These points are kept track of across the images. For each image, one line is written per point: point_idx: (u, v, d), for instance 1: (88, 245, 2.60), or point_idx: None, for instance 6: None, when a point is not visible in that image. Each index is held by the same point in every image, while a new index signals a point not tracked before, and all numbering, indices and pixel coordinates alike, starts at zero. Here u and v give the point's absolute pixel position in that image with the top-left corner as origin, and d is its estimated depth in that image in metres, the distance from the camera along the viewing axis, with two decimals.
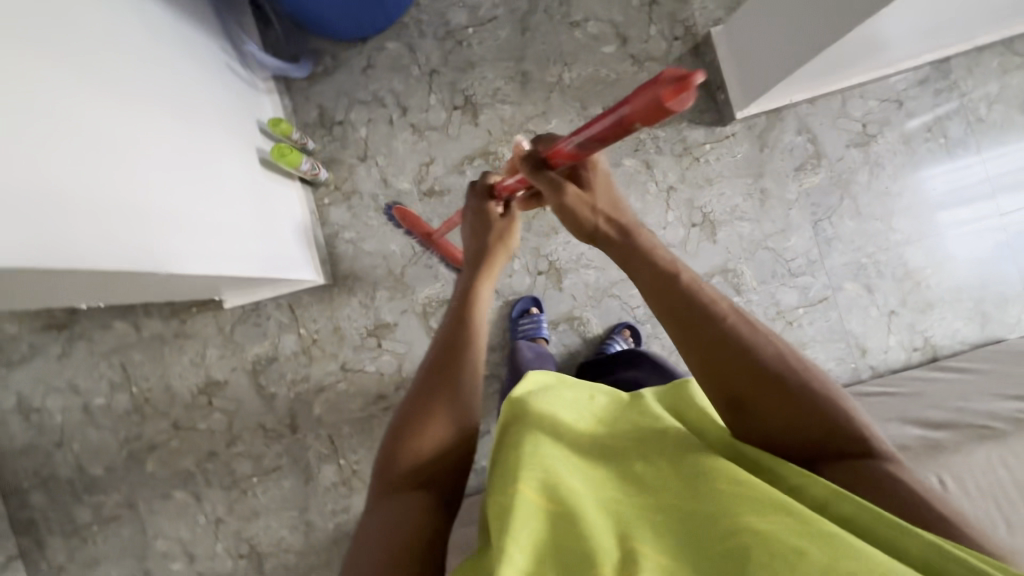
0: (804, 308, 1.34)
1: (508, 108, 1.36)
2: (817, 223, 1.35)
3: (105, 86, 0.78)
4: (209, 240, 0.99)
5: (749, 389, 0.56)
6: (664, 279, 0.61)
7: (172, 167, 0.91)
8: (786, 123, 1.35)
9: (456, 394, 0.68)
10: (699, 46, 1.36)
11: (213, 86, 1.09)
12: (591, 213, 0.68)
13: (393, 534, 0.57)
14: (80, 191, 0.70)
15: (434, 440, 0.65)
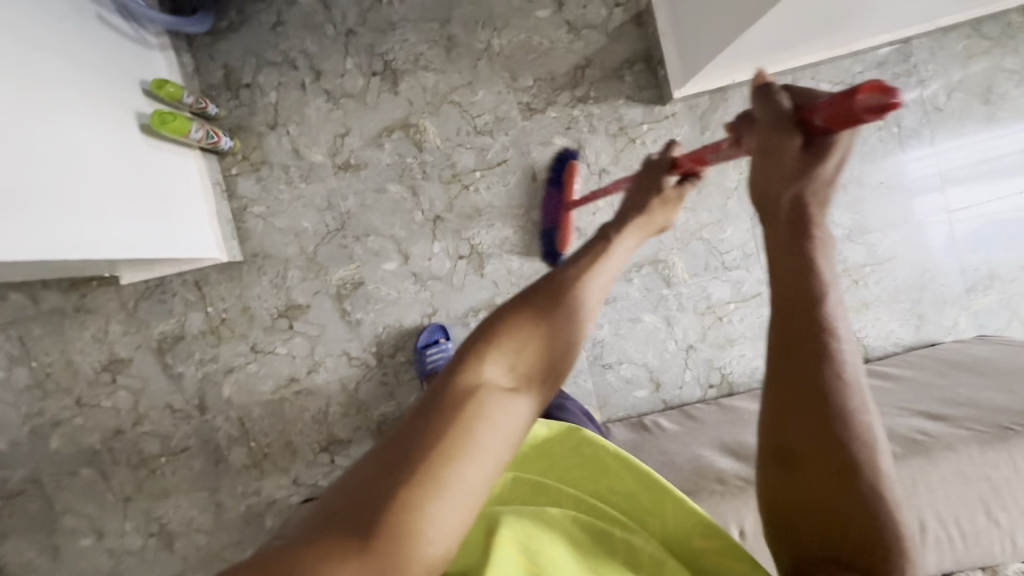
0: (734, 304, 1.29)
1: (432, 76, 1.25)
2: (756, 214, 1.27)
3: (20, 84, 0.82)
4: (78, 221, 0.89)
5: (815, 454, 0.49)
6: (808, 280, 0.50)
7: (93, 161, 0.95)
8: (731, 104, 1.26)
9: (556, 322, 0.48)
10: (641, 15, 1.24)
11: (78, 42, 0.97)
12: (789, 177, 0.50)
13: (445, 436, 0.38)
14: None
15: (539, 344, 0.47)
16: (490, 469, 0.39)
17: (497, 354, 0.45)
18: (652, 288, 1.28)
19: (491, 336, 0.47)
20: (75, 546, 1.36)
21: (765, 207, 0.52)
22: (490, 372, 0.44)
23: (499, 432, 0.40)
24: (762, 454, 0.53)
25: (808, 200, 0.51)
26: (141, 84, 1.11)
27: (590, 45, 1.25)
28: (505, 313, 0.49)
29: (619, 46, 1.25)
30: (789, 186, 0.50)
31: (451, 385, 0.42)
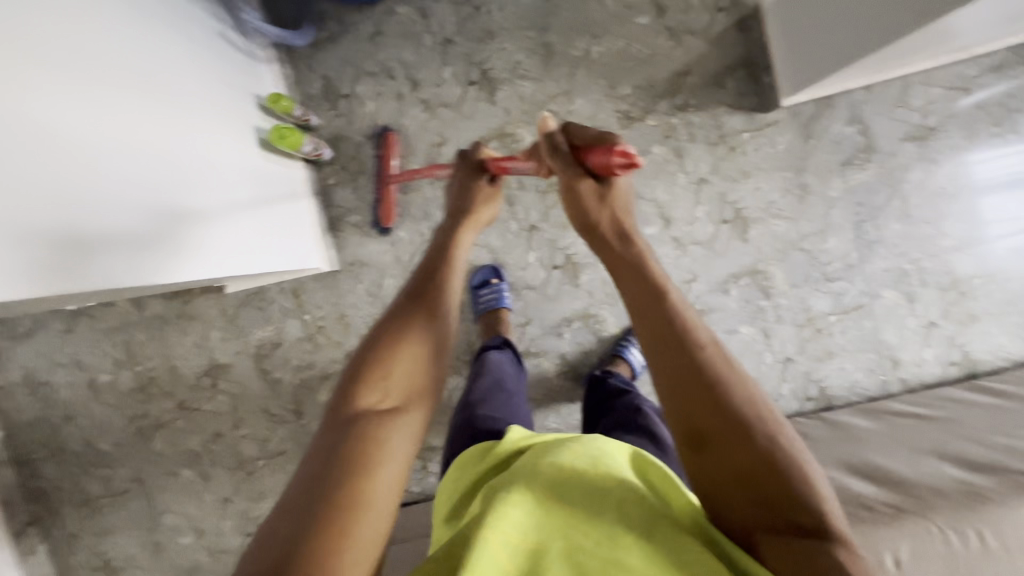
0: (836, 316, 1.25)
1: (529, 85, 1.24)
2: (860, 224, 1.24)
3: (156, 111, 0.84)
4: (198, 239, 0.92)
5: (713, 425, 0.57)
6: (651, 289, 0.63)
7: (217, 178, 0.97)
8: (836, 111, 1.23)
9: (428, 339, 0.69)
10: (745, 19, 1.21)
11: (196, 48, 0.96)
12: (598, 205, 0.71)
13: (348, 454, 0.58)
14: (123, 221, 0.79)
15: (406, 360, 0.67)
16: (392, 471, 0.59)
17: (375, 385, 0.64)
18: (751, 300, 1.26)
19: (358, 372, 0.65)
20: (175, 544, 1.41)
21: (588, 230, 0.71)
22: (370, 399, 0.63)
23: (394, 436, 0.61)
24: (677, 435, 0.59)
25: (616, 216, 0.71)
26: (257, 99, 1.13)
27: (691, 52, 1.22)
28: (369, 348, 0.67)
29: (721, 51, 1.22)
30: (602, 212, 0.71)
31: (348, 421, 0.61)
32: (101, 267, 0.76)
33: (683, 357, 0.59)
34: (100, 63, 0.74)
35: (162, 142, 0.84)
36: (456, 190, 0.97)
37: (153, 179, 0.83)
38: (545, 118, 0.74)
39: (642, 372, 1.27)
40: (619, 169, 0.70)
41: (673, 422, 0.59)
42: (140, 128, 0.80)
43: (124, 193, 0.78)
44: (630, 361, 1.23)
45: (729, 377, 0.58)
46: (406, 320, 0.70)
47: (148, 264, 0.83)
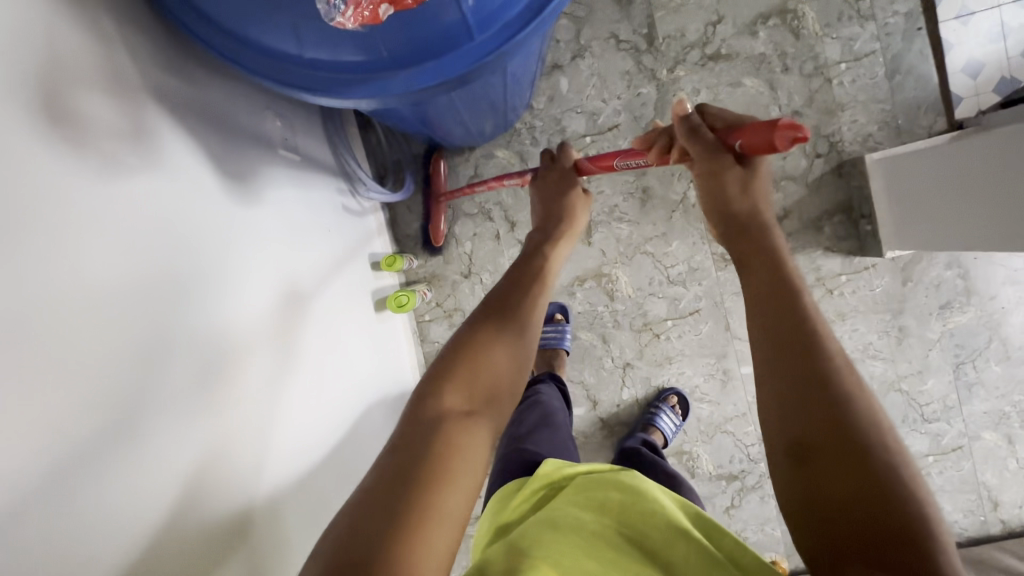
0: (934, 457, 1.26)
1: (626, 227, 1.26)
2: (959, 366, 1.24)
3: (298, 215, 0.87)
4: (310, 333, 0.85)
5: (813, 437, 0.52)
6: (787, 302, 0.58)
7: (331, 287, 0.96)
8: (936, 255, 1.23)
9: (519, 342, 0.66)
10: (844, 166, 1.22)
11: (326, 214, 0.98)
12: (739, 194, 0.66)
13: (429, 453, 0.54)
14: (271, 322, 0.75)
15: (493, 367, 0.63)
16: (461, 488, 0.53)
17: (458, 382, 0.61)
18: None
19: (445, 368, 0.62)
20: None
21: (723, 214, 0.68)
22: (451, 402, 0.59)
23: (472, 442, 0.57)
24: (776, 450, 0.54)
25: (758, 204, 0.67)
26: (371, 258, 1.14)
27: (789, 197, 1.24)
28: (456, 346, 0.64)
29: (818, 197, 1.23)
30: (746, 202, 0.66)
31: (426, 420, 0.57)
32: (259, 450, 0.68)
33: (808, 371, 0.54)
34: (264, 213, 0.77)
35: (270, 222, 0.78)
36: (548, 189, 0.90)
37: (291, 277, 0.82)
38: (683, 102, 0.68)
39: (672, 436, 1.26)
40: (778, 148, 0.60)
41: (775, 437, 0.55)
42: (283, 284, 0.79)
43: (249, 275, 0.71)
44: (661, 429, 1.21)
45: (855, 397, 0.53)
46: (500, 314, 0.67)
47: (290, 444, 0.75)
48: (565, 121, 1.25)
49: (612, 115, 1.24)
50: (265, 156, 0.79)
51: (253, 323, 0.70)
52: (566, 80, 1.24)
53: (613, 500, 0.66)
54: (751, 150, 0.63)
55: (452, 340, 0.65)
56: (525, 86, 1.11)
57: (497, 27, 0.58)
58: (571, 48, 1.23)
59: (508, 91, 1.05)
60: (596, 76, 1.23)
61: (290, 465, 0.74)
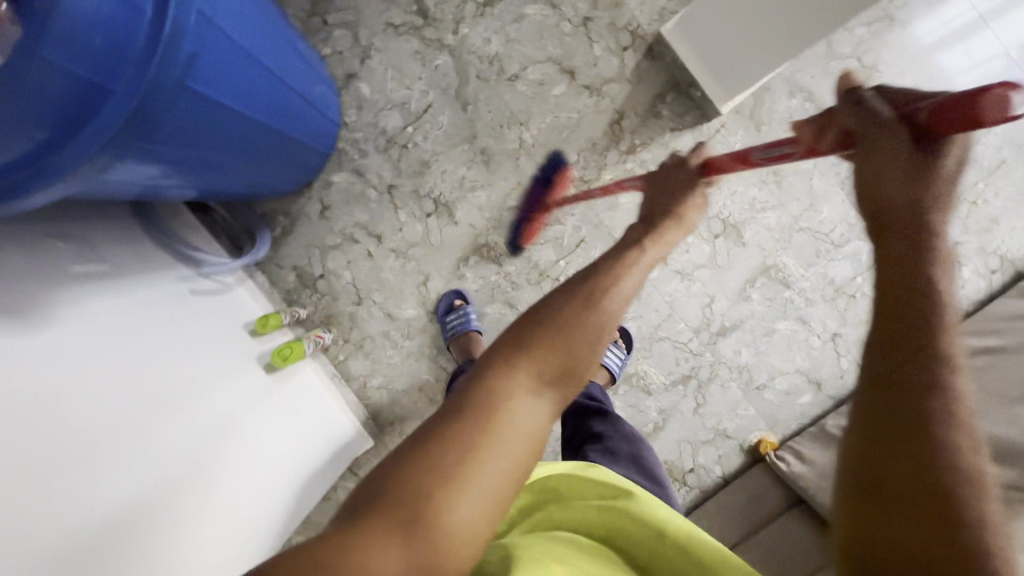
0: (862, 277, 1.24)
1: (481, 192, 1.25)
2: (845, 182, 1.23)
3: (131, 313, 0.90)
4: (181, 418, 0.86)
5: (900, 479, 0.44)
6: (923, 290, 0.46)
7: (208, 366, 0.98)
8: (775, 90, 1.22)
9: (608, 309, 0.54)
10: (652, 47, 1.21)
11: (169, 302, 0.99)
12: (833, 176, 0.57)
13: (475, 407, 0.47)
14: (118, 420, 0.76)
15: (601, 326, 0.53)
16: (503, 459, 0.45)
17: (540, 351, 0.51)
18: (774, 296, 1.25)
19: (515, 340, 0.52)
20: None
21: (881, 215, 0.50)
22: (521, 377, 0.49)
23: (526, 417, 0.48)
24: (852, 479, 0.47)
25: (925, 198, 0.48)
26: (246, 326, 1.13)
27: (617, 98, 1.22)
28: (558, 305, 0.53)
29: (643, 87, 1.22)
30: (904, 194, 0.49)
31: (482, 384, 0.48)
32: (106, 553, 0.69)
33: (921, 403, 0.44)
34: (77, 325, 0.80)
35: (90, 332, 0.81)
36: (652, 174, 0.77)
37: (140, 370, 0.84)
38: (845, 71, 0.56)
39: (620, 372, 1.25)
40: (981, 125, 0.45)
41: (848, 463, 0.47)
42: (142, 372, 0.84)
43: (72, 384, 0.73)
44: (605, 364, 1.20)
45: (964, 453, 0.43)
46: (600, 277, 0.57)
47: (194, 506, 0.84)
48: (381, 122, 1.25)
49: (421, 97, 1.24)
50: (55, 275, 0.82)
51: (113, 414, 0.76)
52: (365, 85, 1.24)
53: (593, 514, 0.67)
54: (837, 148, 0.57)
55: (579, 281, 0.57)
56: (310, 108, 1.12)
57: (134, 55, 0.61)
58: (357, 54, 1.24)
59: (287, 121, 1.05)
60: (391, 69, 1.24)
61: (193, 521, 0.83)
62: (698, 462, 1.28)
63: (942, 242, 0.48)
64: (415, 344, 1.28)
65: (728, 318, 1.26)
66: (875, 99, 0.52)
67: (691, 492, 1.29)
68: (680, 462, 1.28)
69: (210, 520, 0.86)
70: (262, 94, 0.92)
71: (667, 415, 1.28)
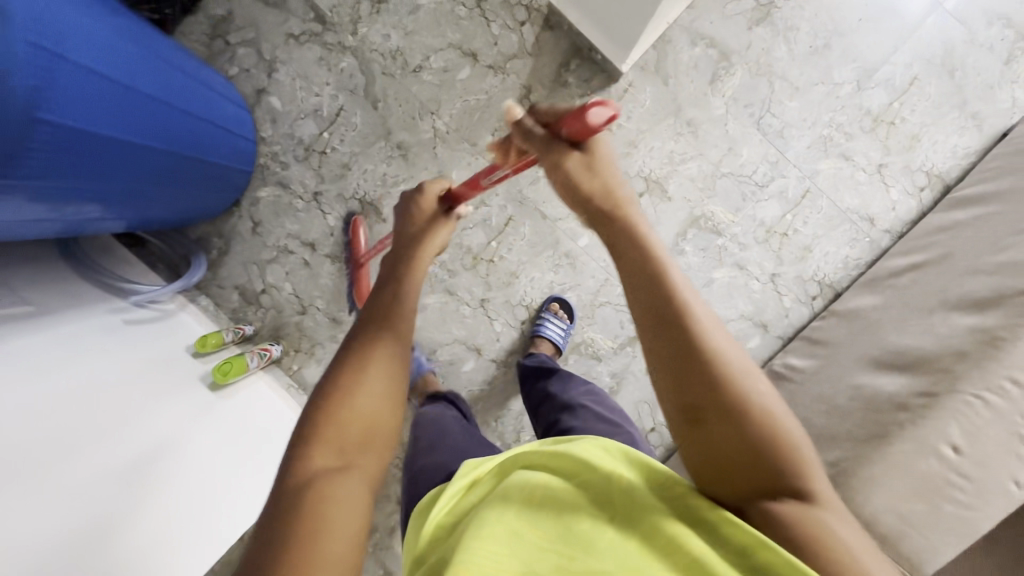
0: (791, 214, 1.24)
1: (404, 186, 1.27)
2: (760, 122, 1.22)
3: (59, 347, 0.93)
4: (116, 437, 0.88)
5: (709, 408, 0.46)
6: (649, 264, 0.51)
7: (149, 390, 1.00)
8: (677, 41, 1.21)
9: (394, 350, 0.59)
10: (549, 18, 1.21)
11: (99, 336, 1.02)
12: (591, 174, 0.59)
13: (293, 515, 0.46)
14: (40, 444, 0.78)
15: (384, 379, 0.57)
16: (344, 531, 0.47)
17: (329, 435, 0.52)
18: (707, 246, 1.25)
19: (309, 427, 0.53)
20: None
21: (582, 205, 0.58)
22: (322, 459, 0.51)
23: (343, 496, 0.48)
24: (673, 411, 0.49)
25: (609, 181, 0.58)
26: (188, 350, 1.17)
27: (521, 74, 1.23)
28: (339, 372, 0.56)
29: (546, 58, 1.22)
30: (596, 179, 0.58)
31: (294, 488, 0.48)
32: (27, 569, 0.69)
33: (689, 346, 0.47)
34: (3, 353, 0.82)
35: (18, 361, 0.84)
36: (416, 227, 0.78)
37: (69, 397, 0.86)
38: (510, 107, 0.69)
39: (566, 342, 1.26)
40: (598, 130, 0.59)
41: (666, 400, 0.49)
42: (70, 398, 0.86)
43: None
44: (549, 336, 1.22)
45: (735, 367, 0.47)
46: (375, 324, 0.61)
47: (138, 540, 0.83)
48: (298, 132, 1.27)
49: (331, 102, 1.26)
50: None
51: (44, 439, 0.79)
52: (276, 98, 1.26)
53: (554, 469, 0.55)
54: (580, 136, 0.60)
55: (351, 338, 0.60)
56: (224, 134, 1.15)
57: None
58: (263, 69, 1.26)
59: (198, 149, 1.08)
60: (298, 78, 1.26)
61: (138, 555, 0.83)
62: (658, 420, 1.29)
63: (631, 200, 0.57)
64: None
65: None
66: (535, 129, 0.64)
67: (656, 450, 1.29)
68: (640, 422, 1.29)
69: (156, 552, 0.86)
70: (155, 124, 0.95)
71: (621, 378, 1.29)
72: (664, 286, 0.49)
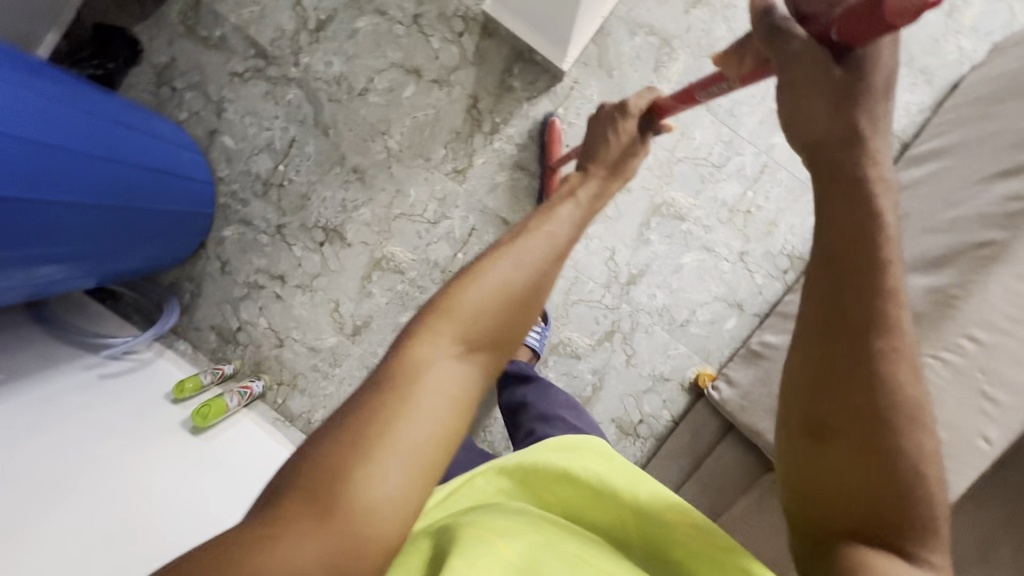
0: (752, 190, 1.23)
1: (364, 209, 1.27)
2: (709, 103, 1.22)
3: (32, 415, 0.93)
4: (96, 497, 0.88)
5: (850, 428, 0.43)
6: (865, 223, 0.43)
7: (129, 444, 1.00)
8: (616, 32, 1.21)
9: (546, 254, 0.54)
10: (486, 25, 1.22)
11: (74, 398, 1.02)
12: (836, 116, 0.44)
13: (396, 384, 0.43)
14: (15, 515, 0.78)
15: (516, 277, 0.50)
16: (433, 427, 0.42)
17: (455, 313, 0.47)
18: (672, 232, 1.25)
19: (441, 301, 0.48)
20: None
21: (812, 149, 0.46)
22: (441, 341, 0.45)
23: (452, 385, 0.44)
24: (794, 420, 0.46)
25: (860, 126, 0.44)
26: (166, 397, 1.18)
27: (466, 83, 1.23)
28: (490, 259, 0.51)
29: (488, 65, 1.23)
30: (838, 122, 0.44)
31: (405, 358, 0.44)
32: None
33: (864, 332, 0.42)
34: None
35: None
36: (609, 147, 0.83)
37: (42, 464, 0.87)
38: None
39: (543, 345, 1.25)
40: (890, 25, 0.41)
41: (795, 402, 0.46)
42: (43, 465, 0.87)
43: None
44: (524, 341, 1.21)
45: (906, 366, 0.42)
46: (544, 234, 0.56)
47: None
48: (254, 168, 1.28)
49: (282, 134, 1.27)
50: None
51: (19, 509, 0.80)
52: (229, 137, 1.28)
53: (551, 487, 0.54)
54: (853, 39, 0.42)
55: (488, 250, 0.53)
56: (180, 180, 1.16)
57: None
58: (212, 110, 1.27)
59: (154, 199, 1.09)
60: (247, 115, 1.27)
61: None
62: (645, 412, 1.28)
63: (882, 156, 0.44)
64: (342, 369, 1.30)
65: (634, 266, 1.26)
66: (791, 23, 0.47)
67: (647, 442, 1.28)
68: (628, 416, 1.28)
69: None
70: (114, 183, 0.97)
71: (603, 374, 1.28)
72: (869, 298, 0.42)
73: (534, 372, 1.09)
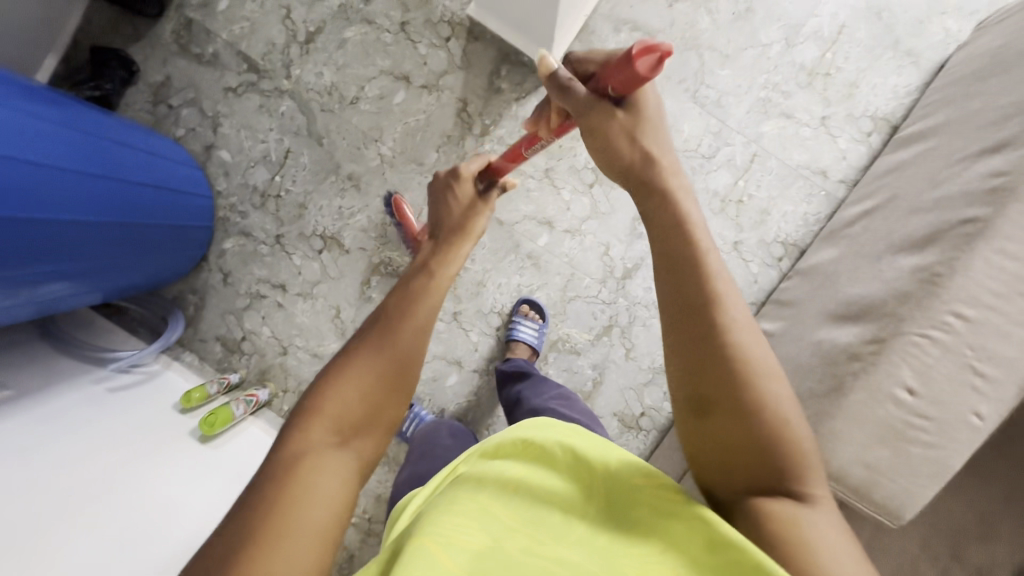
0: (743, 179, 1.24)
1: (360, 215, 1.29)
2: (696, 96, 1.23)
3: (43, 429, 0.95)
4: (109, 508, 0.90)
5: (722, 399, 0.47)
6: (676, 232, 0.51)
7: (138, 455, 1.03)
8: (600, 30, 1.23)
9: (417, 320, 0.58)
10: (472, 29, 1.24)
11: (84, 412, 1.05)
12: (630, 142, 0.56)
13: (275, 480, 0.46)
14: (32, 526, 0.81)
15: (396, 354, 0.55)
16: (319, 505, 0.46)
17: (324, 408, 0.51)
18: None
19: (308, 401, 0.52)
20: None
21: (621, 168, 0.57)
22: (315, 431, 0.49)
23: (328, 469, 0.48)
24: (682, 399, 0.50)
25: (650, 150, 0.56)
26: (174, 408, 1.21)
27: (455, 87, 1.25)
28: (356, 343, 0.56)
29: (476, 69, 1.24)
30: (634, 149, 0.56)
31: (282, 455, 0.48)
32: None
33: (702, 325, 0.48)
34: None
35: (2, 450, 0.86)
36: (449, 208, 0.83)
37: (56, 476, 0.89)
38: (542, 58, 0.57)
39: (542, 342, 1.27)
40: (648, 78, 0.52)
41: (675, 390, 0.50)
42: (56, 477, 0.89)
43: None
44: (523, 339, 1.23)
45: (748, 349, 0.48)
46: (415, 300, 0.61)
47: None
48: (252, 180, 1.31)
49: (278, 145, 1.29)
50: None
51: (36, 519, 0.82)
52: (225, 151, 1.30)
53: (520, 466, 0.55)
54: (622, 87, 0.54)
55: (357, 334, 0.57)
56: (180, 196, 1.19)
57: None
58: (208, 125, 1.30)
59: (155, 215, 1.11)
60: (242, 128, 1.29)
61: None
62: (646, 404, 1.29)
63: (677, 168, 0.56)
64: None
65: (628, 260, 1.27)
66: (571, 82, 0.58)
67: (649, 435, 1.29)
68: (630, 409, 1.29)
69: None
70: (114, 201, 0.99)
71: (603, 368, 1.29)
72: (694, 289, 0.49)
73: (534, 369, 1.10)
